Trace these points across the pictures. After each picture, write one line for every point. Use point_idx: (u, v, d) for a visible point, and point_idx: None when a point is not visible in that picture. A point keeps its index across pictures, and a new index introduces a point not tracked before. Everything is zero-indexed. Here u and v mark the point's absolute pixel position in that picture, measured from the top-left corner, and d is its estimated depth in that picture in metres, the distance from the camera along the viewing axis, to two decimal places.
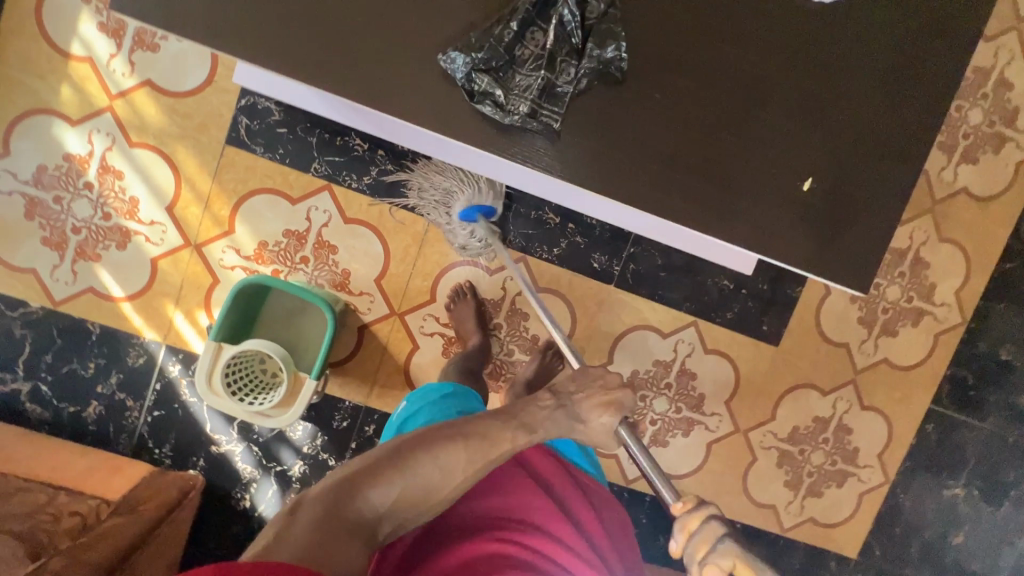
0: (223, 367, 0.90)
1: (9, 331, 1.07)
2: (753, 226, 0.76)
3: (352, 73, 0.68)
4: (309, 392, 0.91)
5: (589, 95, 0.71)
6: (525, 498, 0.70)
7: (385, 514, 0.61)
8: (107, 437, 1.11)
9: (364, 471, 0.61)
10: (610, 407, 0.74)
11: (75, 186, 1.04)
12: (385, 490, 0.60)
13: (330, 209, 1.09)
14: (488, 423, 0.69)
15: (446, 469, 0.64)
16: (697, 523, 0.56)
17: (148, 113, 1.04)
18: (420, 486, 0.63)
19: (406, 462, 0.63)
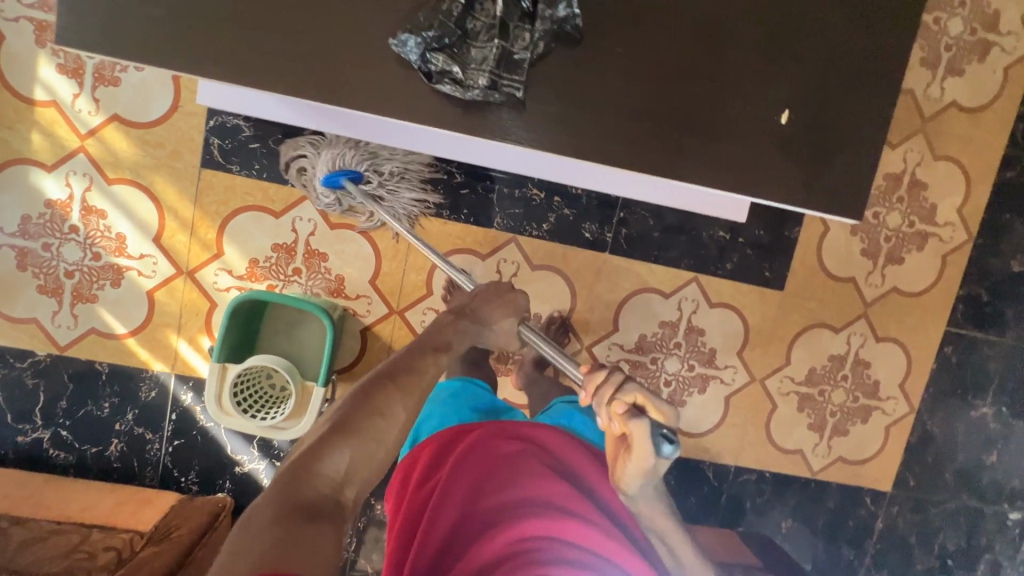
0: (231, 386, 0.91)
1: (22, 383, 1.08)
2: (736, 167, 0.74)
3: (306, 73, 0.67)
4: (319, 399, 0.92)
5: (549, 58, 0.69)
6: (546, 488, 0.70)
7: (348, 479, 0.61)
8: (133, 472, 1.12)
9: (316, 447, 0.61)
10: (508, 308, 0.79)
11: (61, 231, 1.05)
12: (336, 456, 0.60)
13: (314, 218, 1.09)
14: (406, 359, 0.72)
15: (387, 415, 0.66)
16: (599, 375, 0.63)
17: (120, 148, 1.04)
18: (369, 440, 0.63)
19: (352, 424, 0.63)
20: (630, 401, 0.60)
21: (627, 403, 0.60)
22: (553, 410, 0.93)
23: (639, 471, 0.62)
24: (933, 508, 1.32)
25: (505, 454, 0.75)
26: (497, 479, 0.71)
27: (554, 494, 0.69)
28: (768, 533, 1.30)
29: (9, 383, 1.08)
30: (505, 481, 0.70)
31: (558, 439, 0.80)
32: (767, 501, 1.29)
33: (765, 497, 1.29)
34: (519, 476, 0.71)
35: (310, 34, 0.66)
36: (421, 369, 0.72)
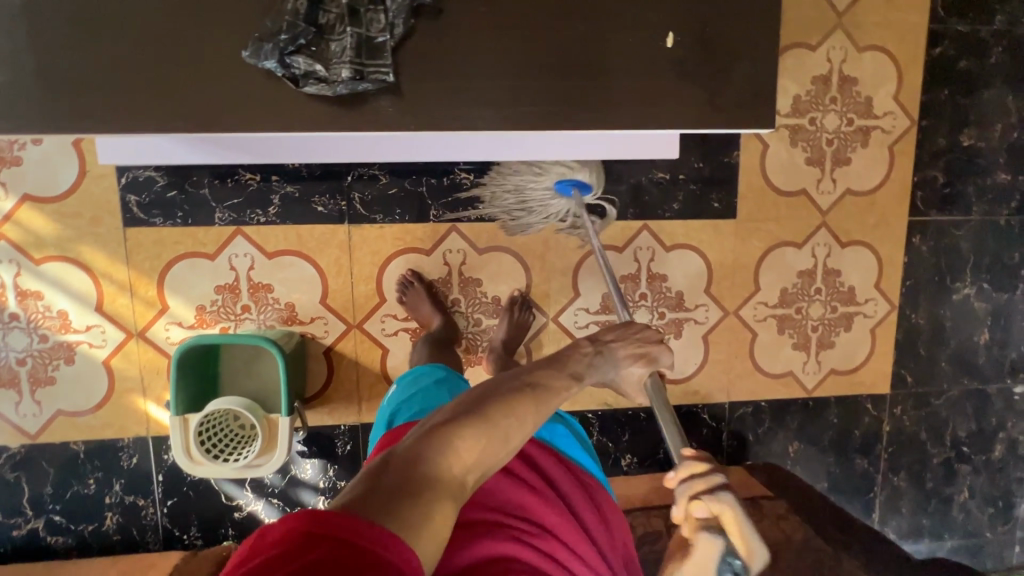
0: (196, 434, 0.90)
1: (3, 478, 1.08)
2: (633, 104, 0.72)
3: (171, 107, 0.65)
4: (287, 429, 0.92)
5: (412, 35, 0.67)
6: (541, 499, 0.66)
7: (472, 468, 0.57)
8: (135, 540, 1.12)
9: (450, 422, 0.57)
10: (643, 360, 0.79)
11: (2, 321, 1.04)
12: (470, 441, 0.56)
13: (250, 251, 1.07)
14: (547, 373, 0.68)
15: (519, 420, 0.61)
16: (700, 469, 0.65)
17: (39, 225, 1.02)
18: (502, 442, 0.59)
19: (490, 413, 0.59)
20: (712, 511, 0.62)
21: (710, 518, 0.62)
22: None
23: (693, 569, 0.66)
24: (936, 400, 1.31)
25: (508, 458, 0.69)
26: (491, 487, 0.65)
27: (546, 516, 0.65)
28: (776, 460, 1.29)
29: None
30: (499, 495, 0.65)
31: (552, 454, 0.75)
32: (768, 430, 1.28)
33: (765, 427, 1.28)
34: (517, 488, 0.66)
35: (163, 66, 0.64)
36: (557, 390, 0.67)
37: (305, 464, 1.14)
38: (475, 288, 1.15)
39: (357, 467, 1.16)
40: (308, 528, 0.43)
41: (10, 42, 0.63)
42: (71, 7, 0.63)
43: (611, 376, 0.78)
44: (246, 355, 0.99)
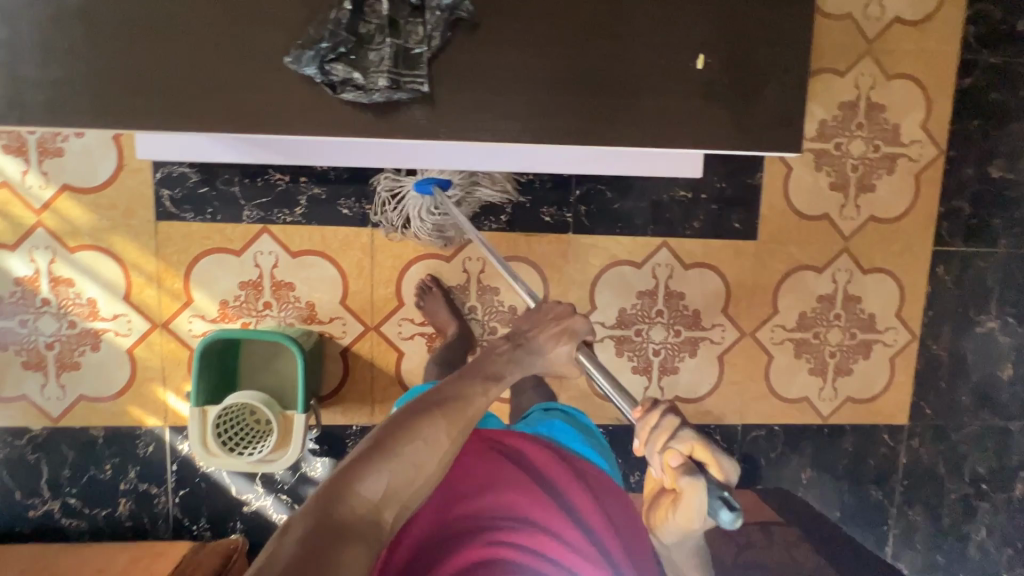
0: (213, 426, 0.91)
1: (24, 459, 1.11)
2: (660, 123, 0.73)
3: (211, 108, 0.68)
4: (302, 426, 0.93)
5: (449, 49, 0.69)
6: (521, 498, 0.65)
7: (385, 504, 0.55)
8: (145, 528, 1.14)
9: (352, 463, 0.55)
10: (564, 335, 0.75)
11: (35, 306, 1.07)
12: (376, 477, 0.55)
13: (275, 249, 1.10)
14: (458, 386, 0.67)
15: (428, 442, 0.60)
16: (655, 419, 0.60)
17: (75, 215, 1.06)
18: (413, 468, 0.58)
19: (393, 444, 0.58)
20: (685, 452, 0.60)
21: (684, 460, 0.59)
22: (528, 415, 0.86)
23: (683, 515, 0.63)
24: (955, 434, 1.28)
25: (485, 459, 0.68)
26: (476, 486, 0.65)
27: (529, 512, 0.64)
28: (788, 487, 1.27)
29: (13, 461, 1.10)
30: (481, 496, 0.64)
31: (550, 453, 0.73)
32: (781, 454, 1.26)
33: (778, 451, 1.26)
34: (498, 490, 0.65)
35: (207, 68, 0.67)
36: (470, 401, 0.66)
37: (315, 463, 1.15)
38: (492, 296, 1.15)
39: None
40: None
41: (64, 40, 0.66)
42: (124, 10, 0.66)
43: (538, 367, 0.75)
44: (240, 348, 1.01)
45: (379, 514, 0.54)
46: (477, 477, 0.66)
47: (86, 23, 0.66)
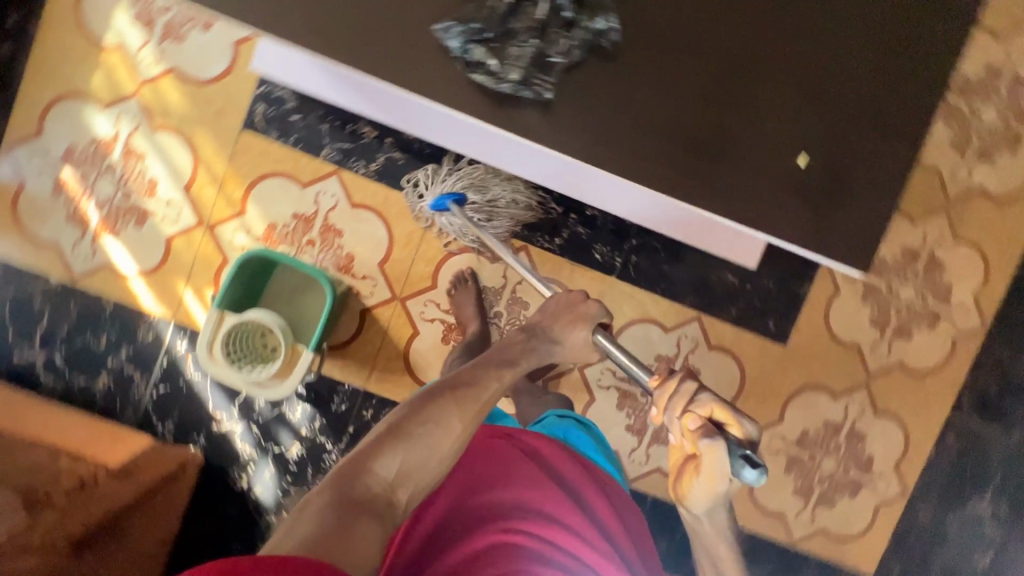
0: (223, 336, 0.92)
1: (31, 303, 1.12)
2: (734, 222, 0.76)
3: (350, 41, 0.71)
4: (307, 364, 0.93)
5: (581, 68, 0.72)
6: (541, 493, 0.63)
7: (400, 483, 0.57)
8: (113, 410, 1.13)
9: (370, 447, 0.57)
10: (579, 321, 0.75)
11: (100, 166, 1.10)
12: (390, 457, 0.57)
13: (338, 194, 1.13)
14: (471, 373, 0.68)
15: (441, 426, 0.61)
16: (673, 386, 0.64)
17: (172, 98, 1.10)
18: (427, 449, 0.59)
19: (408, 429, 0.59)
20: (705, 416, 0.62)
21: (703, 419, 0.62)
22: (542, 420, 0.83)
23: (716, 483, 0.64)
24: None
25: (505, 452, 0.66)
26: (491, 477, 0.63)
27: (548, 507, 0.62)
28: None
29: (19, 301, 1.11)
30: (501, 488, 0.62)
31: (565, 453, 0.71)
32: None
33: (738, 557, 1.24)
34: (513, 480, 0.63)
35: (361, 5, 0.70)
36: (486, 386, 0.67)
37: (297, 406, 1.15)
38: (520, 309, 1.17)
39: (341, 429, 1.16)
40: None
41: None
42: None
43: (556, 353, 0.76)
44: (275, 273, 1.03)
45: (397, 495, 0.56)
46: (492, 467, 0.64)
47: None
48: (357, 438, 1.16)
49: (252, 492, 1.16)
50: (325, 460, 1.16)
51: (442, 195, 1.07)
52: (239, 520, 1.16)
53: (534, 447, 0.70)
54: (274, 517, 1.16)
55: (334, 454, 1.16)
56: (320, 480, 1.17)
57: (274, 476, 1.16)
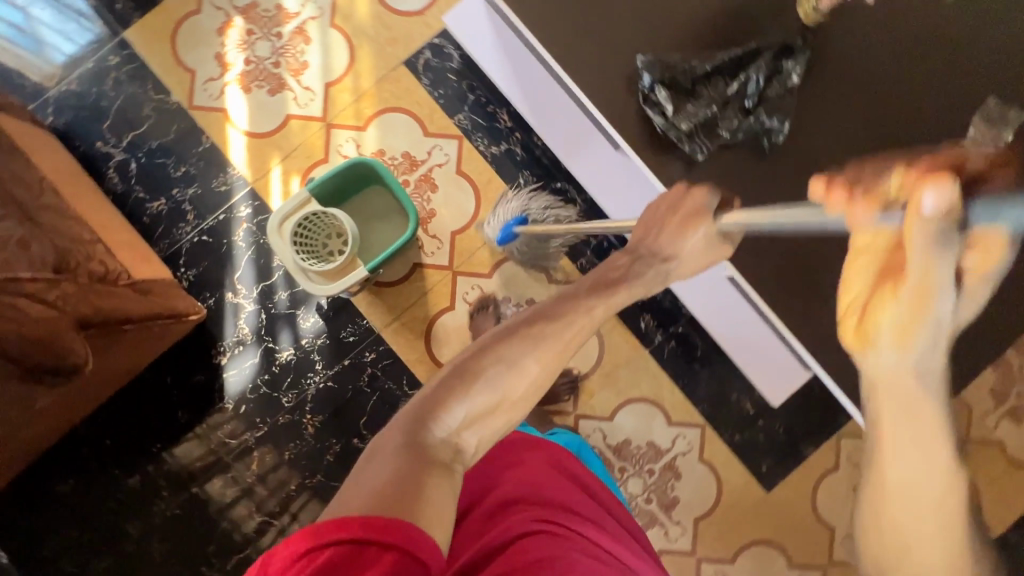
0: (298, 217, 0.96)
1: (141, 106, 1.16)
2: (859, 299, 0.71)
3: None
4: (356, 278, 0.95)
5: (738, 147, 0.79)
6: (565, 490, 0.60)
7: (467, 430, 0.55)
8: (151, 234, 1.14)
9: (440, 397, 0.55)
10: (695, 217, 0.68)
11: (268, 30, 1.17)
12: (459, 405, 0.54)
13: (450, 155, 1.18)
14: (553, 310, 0.62)
15: (515, 367, 0.57)
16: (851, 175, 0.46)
17: (360, 9, 1.18)
18: (500, 393, 0.56)
19: (480, 375, 0.56)
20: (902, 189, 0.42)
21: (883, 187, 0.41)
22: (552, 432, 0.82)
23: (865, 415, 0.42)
24: None
25: (522, 453, 0.64)
26: (513, 474, 0.60)
27: (576, 502, 0.58)
28: None
29: (132, 100, 1.16)
30: (526, 480, 0.59)
31: (580, 463, 0.69)
32: None
33: None
34: (536, 472, 0.61)
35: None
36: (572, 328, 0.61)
37: (310, 316, 1.15)
38: None
39: (338, 358, 1.16)
40: (306, 543, 0.40)
41: None
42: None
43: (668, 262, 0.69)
44: (364, 191, 1.07)
45: (465, 442, 0.54)
46: (511, 467, 0.61)
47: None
48: (347, 372, 1.15)
49: (226, 372, 1.15)
50: (307, 378, 1.15)
51: (507, 225, 1.12)
52: (200, 391, 1.15)
53: (552, 449, 0.67)
54: (231, 405, 1.15)
55: (318, 377, 1.15)
56: (290, 395, 1.15)
57: (254, 368, 1.15)
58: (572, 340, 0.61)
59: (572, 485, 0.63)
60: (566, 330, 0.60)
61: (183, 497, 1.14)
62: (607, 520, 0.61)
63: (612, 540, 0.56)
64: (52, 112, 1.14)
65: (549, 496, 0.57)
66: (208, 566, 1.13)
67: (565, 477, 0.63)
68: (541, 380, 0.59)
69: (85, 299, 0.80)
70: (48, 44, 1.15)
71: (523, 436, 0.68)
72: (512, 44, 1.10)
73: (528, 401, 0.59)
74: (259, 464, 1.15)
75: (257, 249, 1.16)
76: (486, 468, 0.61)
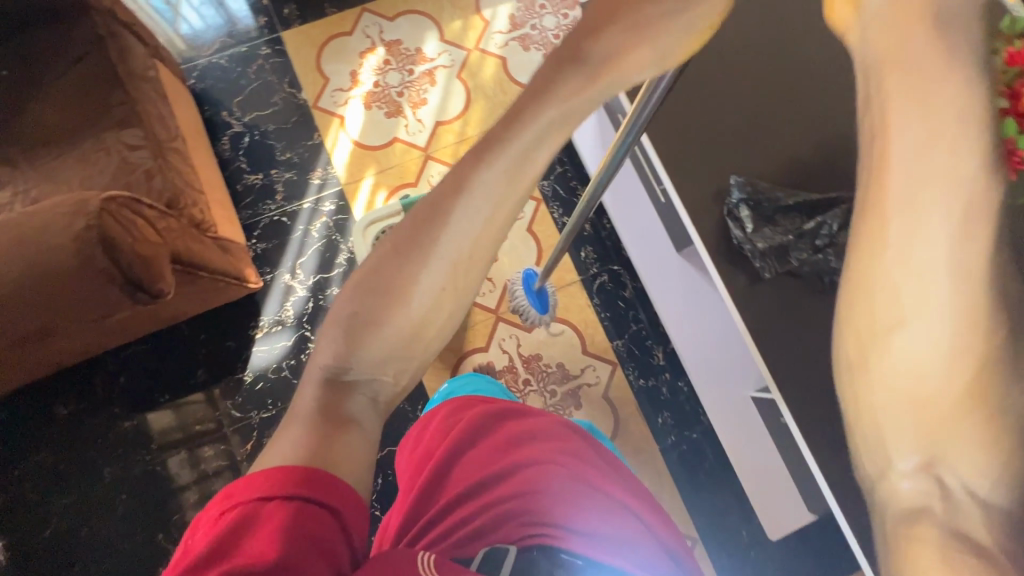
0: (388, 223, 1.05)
1: (272, 93, 1.28)
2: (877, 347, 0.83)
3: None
4: None
5: (806, 279, 0.85)
6: (517, 446, 0.66)
7: (374, 373, 0.52)
8: (238, 201, 1.23)
9: (336, 356, 0.51)
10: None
11: (403, 65, 1.32)
12: (365, 352, 0.51)
13: (526, 213, 1.27)
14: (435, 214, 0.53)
15: (408, 298, 0.52)
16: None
17: (487, 72, 1.32)
18: (398, 332, 0.52)
19: (366, 325, 0.51)
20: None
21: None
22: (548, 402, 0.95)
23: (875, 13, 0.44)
24: None
25: (485, 417, 0.71)
26: (473, 440, 0.68)
27: (524, 456, 0.65)
28: None
29: (267, 86, 1.28)
30: (480, 444, 0.67)
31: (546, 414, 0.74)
32: None
33: None
34: (489, 436, 0.68)
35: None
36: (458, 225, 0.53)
37: None
38: (570, 404, 1.21)
39: None
40: (221, 506, 0.41)
41: None
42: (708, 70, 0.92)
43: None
44: None
45: (382, 382, 0.52)
46: (513, 418, 0.72)
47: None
48: None
49: (256, 345, 1.17)
50: None
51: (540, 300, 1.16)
52: (224, 357, 1.17)
53: (519, 409, 0.74)
54: (248, 378, 1.16)
55: None
56: None
57: (283, 350, 1.17)
58: (466, 256, 0.54)
59: (530, 436, 0.68)
60: (458, 234, 0.53)
61: (169, 453, 1.13)
62: (602, 458, 0.70)
63: (604, 472, 0.67)
64: (196, 76, 1.28)
65: (547, 438, 0.68)
66: (163, 535, 1.09)
67: (523, 430, 0.69)
68: (439, 296, 0.53)
69: (181, 237, 0.85)
70: (182, 17, 1.30)
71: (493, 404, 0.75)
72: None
73: (432, 318, 0.53)
74: (254, 444, 1.14)
75: (327, 243, 1.22)
76: (490, 415, 0.71)
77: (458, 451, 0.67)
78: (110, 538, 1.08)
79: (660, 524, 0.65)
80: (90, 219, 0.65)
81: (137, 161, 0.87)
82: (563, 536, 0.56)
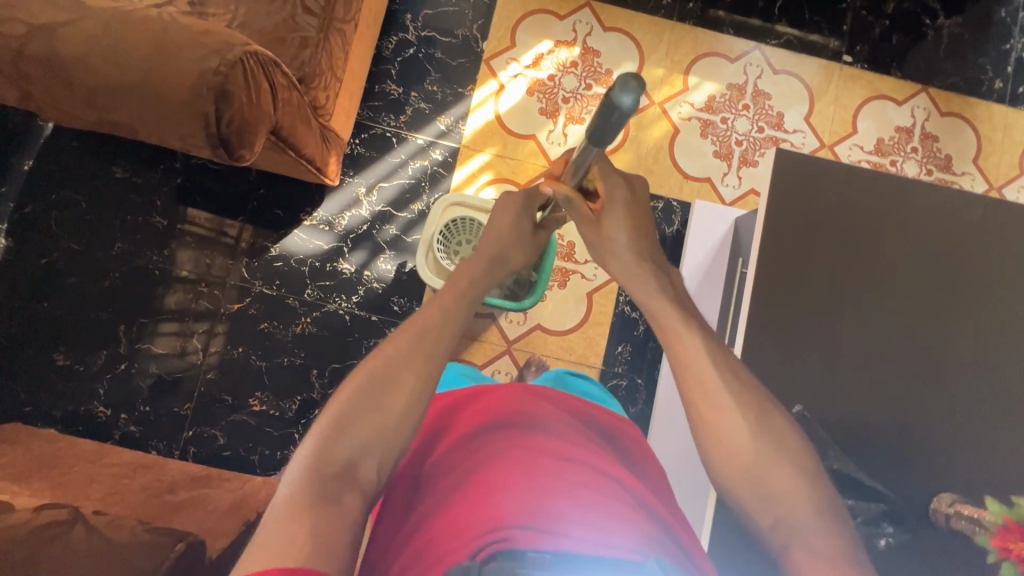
0: (450, 214, 1.03)
1: (459, 26, 1.25)
2: (835, 529, 0.49)
3: (780, 334, 0.79)
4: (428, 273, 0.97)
5: None
6: (478, 438, 0.60)
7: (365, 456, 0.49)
8: (367, 99, 1.22)
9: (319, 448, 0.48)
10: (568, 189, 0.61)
11: (586, 76, 1.26)
12: (352, 435, 0.49)
13: (595, 279, 1.22)
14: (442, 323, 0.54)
15: (389, 378, 0.51)
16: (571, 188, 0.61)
17: (652, 133, 1.25)
18: (387, 417, 0.50)
19: (361, 404, 0.50)
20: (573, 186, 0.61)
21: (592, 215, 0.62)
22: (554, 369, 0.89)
23: (631, 234, 0.60)
24: None
25: (449, 418, 0.66)
26: (437, 444, 0.63)
27: (484, 451, 0.57)
28: None
29: (460, 16, 1.25)
30: (444, 446, 0.62)
31: (516, 390, 0.68)
32: None
33: None
34: (456, 433, 0.63)
35: (811, 339, 0.79)
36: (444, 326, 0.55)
37: (389, 264, 1.18)
38: None
39: (372, 309, 1.17)
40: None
41: (827, 231, 0.82)
42: (863, 288, 0.81)
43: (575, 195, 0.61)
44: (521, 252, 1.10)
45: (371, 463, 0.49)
46: (466, 411, 0.66)
47: (851, 251, 0.82)
48: (368, 324, 1.17)
49: (298, 228, 1.18)
50: (336, 297, 1.17)
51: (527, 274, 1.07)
52: (267, 220, 1.18)
53: (486, 391, 0.69)
54: (274, 252, 1.17)
55: (343, 304, 1.17)
56: (316, 292, 1.17)
57: (317, 248, 1.18)
58: None
59: (494, 429, 0.61)
60: None
61: (170, 266, 1.16)
62: (578, 434, 0.62)
63: (571, 444, 0.59)
64: None
65: (511, 421, 0.62)
66: (123, 328, 1.14)
67: (487, 418, 0.63)
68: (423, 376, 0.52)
69: (294, 114, 0.84)
70: None
71: (462, 392, 0.70)
72: (715, 271, 1.15)
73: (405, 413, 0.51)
74: (242, 306, 1.16)
75: (414, 185, 1.21)
76: (446, 415, 0.67)
77: (419, 465, 0.62)
78: (81, 301, 1.13)
79: (655, 503, 0.56)
80: (223, 64, 0.65)
81: (301, 24, 0.86)
82: (528, 536, 0.45)
